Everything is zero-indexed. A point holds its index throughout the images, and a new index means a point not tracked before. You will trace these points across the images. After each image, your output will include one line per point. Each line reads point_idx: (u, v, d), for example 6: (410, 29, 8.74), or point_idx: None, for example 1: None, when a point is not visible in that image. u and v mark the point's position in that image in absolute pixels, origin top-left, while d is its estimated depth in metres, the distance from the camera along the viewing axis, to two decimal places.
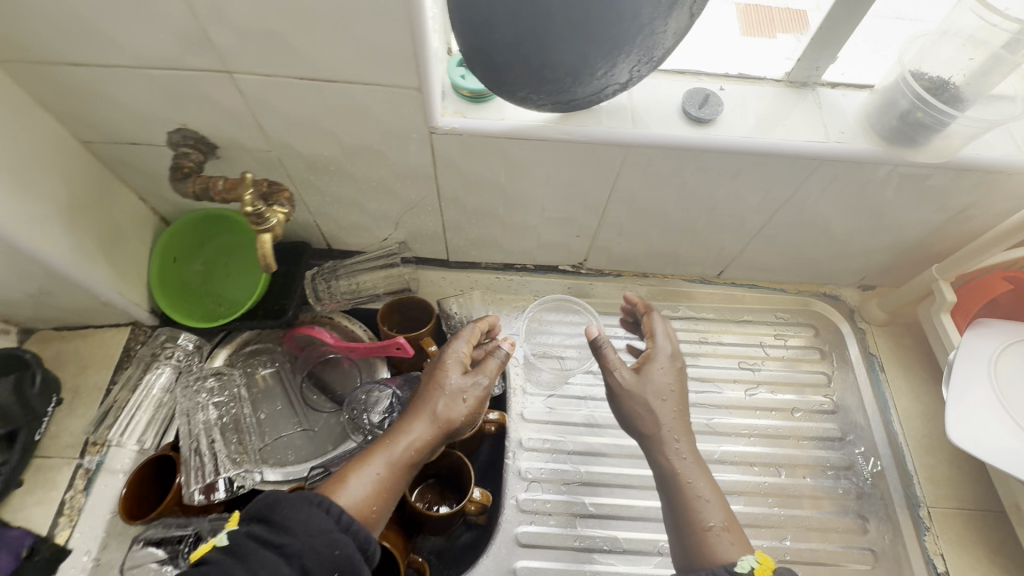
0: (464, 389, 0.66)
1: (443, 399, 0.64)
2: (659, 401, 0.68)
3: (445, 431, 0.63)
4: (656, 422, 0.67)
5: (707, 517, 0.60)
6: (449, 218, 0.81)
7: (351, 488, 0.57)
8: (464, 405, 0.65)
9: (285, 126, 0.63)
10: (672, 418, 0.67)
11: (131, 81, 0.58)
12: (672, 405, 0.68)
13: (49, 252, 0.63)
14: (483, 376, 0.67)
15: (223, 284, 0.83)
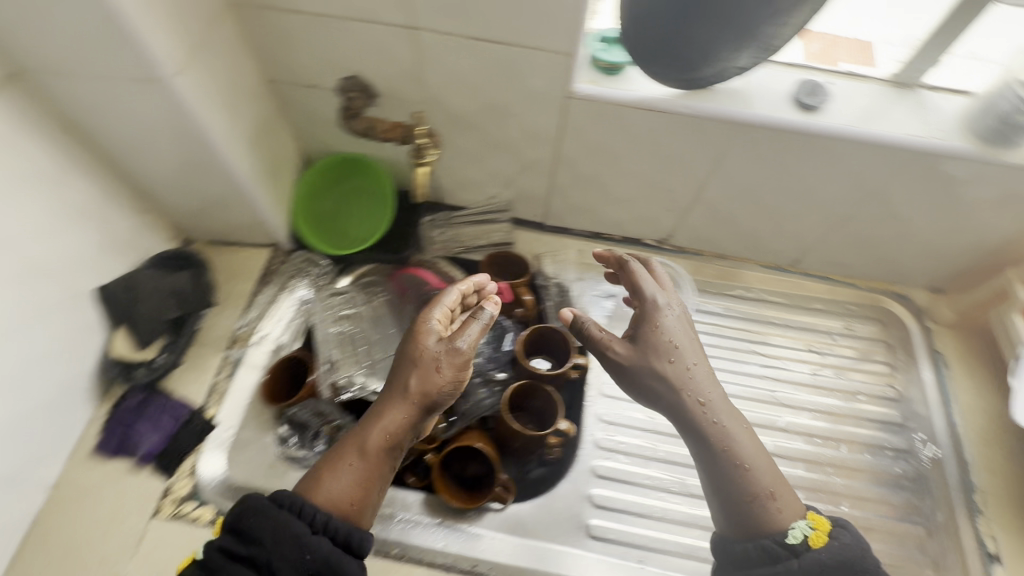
0: (439, 360, 0.63)
1: (415, 379, 0.62)
2: (667, 364, 0.67)
3: (424, 409, 0.62)
4: (674, 392, 0.67)
5: (755, 487, 0.65)
6: (557, 181, 0.90)
7: (327, 485, 0.59)
8: (439, 378, 0.62)
9: (443, 80, 0.74)
10: (688, 379, 0.67)
11: (330, 30, 0.69)
12: (684, 362, 0.68)
13: (237, 168, 0.75)
14: (458, 344, 0.64)
15: (348, 223, 0.96)
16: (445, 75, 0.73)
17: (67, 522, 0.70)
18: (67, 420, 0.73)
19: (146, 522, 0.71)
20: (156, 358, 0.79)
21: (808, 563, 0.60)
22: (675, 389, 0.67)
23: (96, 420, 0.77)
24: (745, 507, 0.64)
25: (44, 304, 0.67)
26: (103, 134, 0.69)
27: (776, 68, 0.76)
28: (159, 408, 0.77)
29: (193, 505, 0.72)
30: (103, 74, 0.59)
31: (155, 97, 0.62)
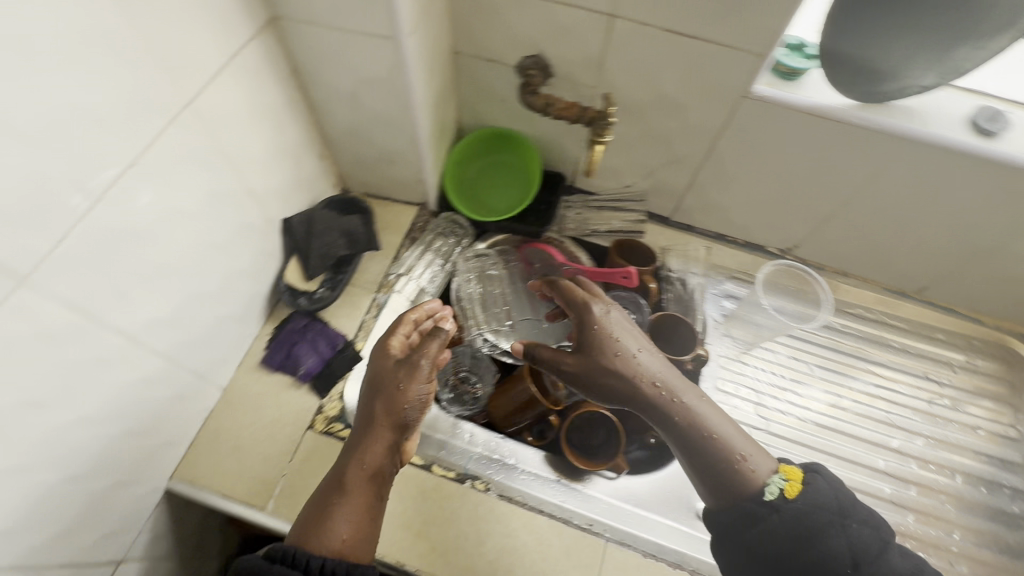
0: (400, 380, 0.69)
1: (381, 403, 0.68)
2: (614, 355, 0.68)
3: (396, 428, 0.68)
4: (629, 385, 0.67)
5: (727, 452, 0.66)
6: (699, 178, 0.93)
7: (313, 526, 0.61)
8: (404, 398, 0.68)
9: (622, 67, 0.79)
10: (637, 366, 0.67)
11: (531, 9, 0.75)
12: (629, 351, 0.68)
13: (421, 128, 0.82)
14: (412, 363, 0.70)
15: (486, 196, 1.03)
16: (625, 62, 0.78)
17: (236, 422, 0.79)
18: (243, 332, 0.81)
19: (301, 433, 0.79)
20: (318, 289, 0.86)
21: (789, 516, 0.63)
22: (629, 380, 0.67)
23: (262, 337, 0.85)
24: (724, 477, 0.66)
25: (249, 225, 0.76)
26: (316, 82, 0.77)
27: (955, 92, 0.77)
28: (316, 334, 0.85)
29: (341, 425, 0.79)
30: (346, 28, 0.66)
31: (382, 53, 0.68)
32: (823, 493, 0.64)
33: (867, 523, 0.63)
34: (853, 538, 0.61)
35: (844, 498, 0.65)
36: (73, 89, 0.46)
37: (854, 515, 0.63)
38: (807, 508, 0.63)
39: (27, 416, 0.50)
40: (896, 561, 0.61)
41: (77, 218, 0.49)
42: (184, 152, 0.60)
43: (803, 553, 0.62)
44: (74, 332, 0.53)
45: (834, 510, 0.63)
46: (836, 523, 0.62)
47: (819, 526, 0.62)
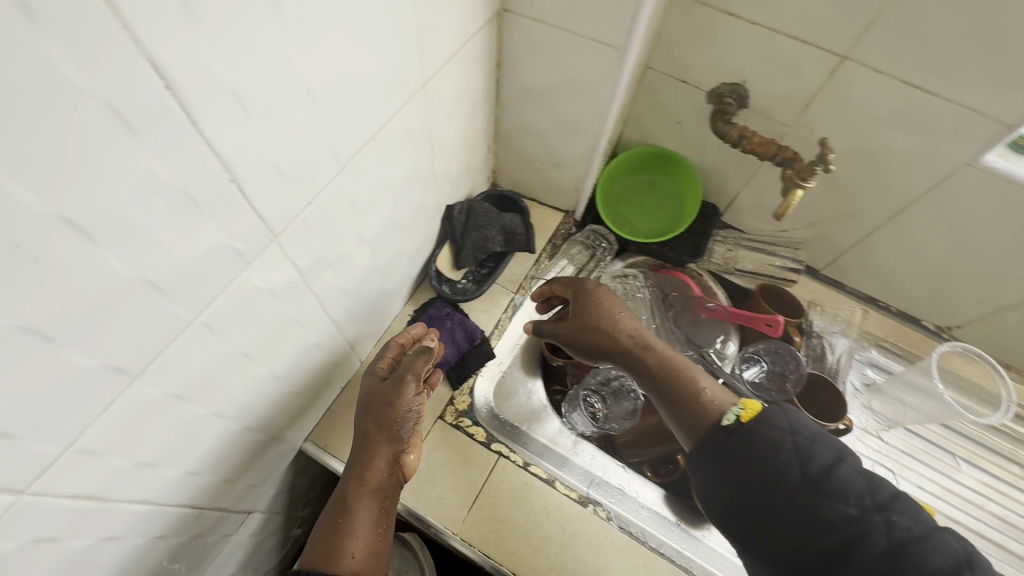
0: (389, 396, 0.66)
1: (371, 420, 0.66)
2: (600, 314, 0.74)
3: (390, 442, 0.66)
4: (608, 333, 0.72)
5: (694, 388, 0.63)
6: (872, 237, 0.87)
7: (317, 548, 0.60)
8: (394, 412, 0.66)
9: (832, 110, 0.74)
10: (616, 318, 0.73)
11: (754, 38, 0.71)
12: (613, 309, 0.74)
13: (603, 139, 0.79)
14: (400, 379, 0.67)
15: (632, 214, 0.99)
16: (839, 107, 0.73)
17: None
18: (390, 309, 0.81)
19: (431, 421, 0.79)
20: (461, 280, 0.87)
21: (743, 439, 0.55)
22: (609, 330, 0.72)
23: (402, 316, 0.85)
24: (690, 415, 0.61)
25: (425, 206, 0.75)
26: (514, 77, 0.76)
27: None
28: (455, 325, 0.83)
29: (470, 420, 0.79)
30: (576, 32, 0.65)
31: (602, 62, 0.67)
32: (777, 414, 0.56)
33: (823, 439, 0.54)
34: (805, 451, 0.53)
35: (797, 418, 0.56)
36: (361, 58, 0.46)
37: (807, 432, 0.55)
38: (761, 428, 0.55)
39: (240, 365, 0.51)
40: (852, 475, 0.51)
41: (325, 183, 0.50)
42: (407, 129, 0.60)
43: (755, 472, 0.53)
44: (291, 290, 0.53)
45: (785, 425, 0.55)
46: (785, 436, 0.54)
47: (769, 440, 0.54)
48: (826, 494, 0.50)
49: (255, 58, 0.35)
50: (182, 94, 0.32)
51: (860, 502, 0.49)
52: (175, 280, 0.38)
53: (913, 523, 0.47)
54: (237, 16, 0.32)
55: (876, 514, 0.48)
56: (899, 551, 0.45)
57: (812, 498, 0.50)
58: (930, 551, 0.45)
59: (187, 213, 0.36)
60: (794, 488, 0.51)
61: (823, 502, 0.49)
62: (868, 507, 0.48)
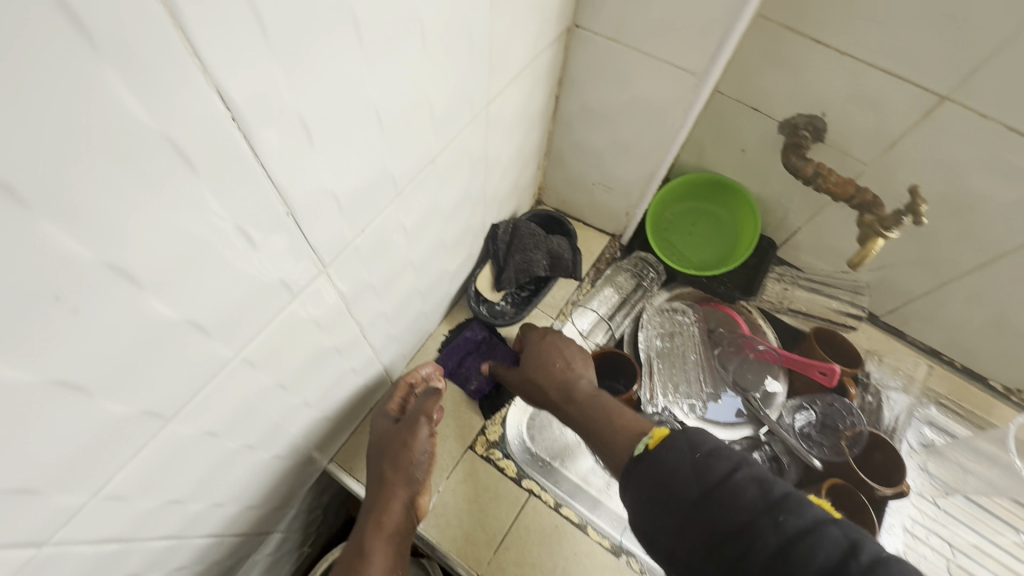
0: (404, 437, 0.63)
1: (387, 463, 0.62)
2: (540, 362, 0.73)
3: (405, 484, 0.62)
4: (541, 384, 0.72)
5: (614, 424, 0.62)
6: (945, 288, 0.81)
7: None
8: (407, 454, 0.62)
9: (920, 153, 0.68)
10: (548, 367, 0.72)
11: (841, 70, 0.65)
12: (549, 357, 0.74)
13: (664, 167, 0.74)
14: (413, 421, 0.64)
15: (681, 241, 0.94)
16: (930, 151, 0.67)
17: None
18: (424, 330, 0.78)
19: (461, 450, 0.75)
20: (499, 301, 0.83)
21: (648, 465, 0.52)
22: (542, 378, 0.72)
23: (436, 336, 0.81)
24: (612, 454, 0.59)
25: (471, 225, 0.71)
26: (575, 95, 0.71)
27: None
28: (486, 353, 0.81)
29: (501, 453, 0.75)
30: (651, 54, 0.60)
31: (675, 88, 0.62)
32: (677, 434, 0.53)
33: (721, 448, 0.51)
34: (701, 463, 0.49)
35: (699, 434, 0.52)
36: (430, 80, 0.42)
37: (708, 444, 0.51)
38: (663, 453, 0.52)
39: (275, 397, 0.48)
40: (747, 481, 0.47)
41: (380, 210, 0.46)
42: (465, 150, 0.56)
43: (658, 493, 0.50)
44: (333, 319, 0.50)
45: (684, 441, 0.52)
46: (682, 453, 0.51)
47: (669, 459, 0.51)
48: (721, 505, 0.46)
49: (327, 84, 0.31)
50: (248, 127, 0.28)
51: (751, 505, 0.45)
52: (219, 320, 0.35)
53: (803, 518, 0.43)
54: (311, 39, 0.28)
55: (766, 517, 0.44)
56: (789, 550, 0.42)
57: (709, 510, 0.47)
58: (816, 544, 0.42)
59: (238, 250, 0.33)
60: (693, 503, 0.48)
61: (719, 513, 0.46)
62: (759, 511, 0.45)
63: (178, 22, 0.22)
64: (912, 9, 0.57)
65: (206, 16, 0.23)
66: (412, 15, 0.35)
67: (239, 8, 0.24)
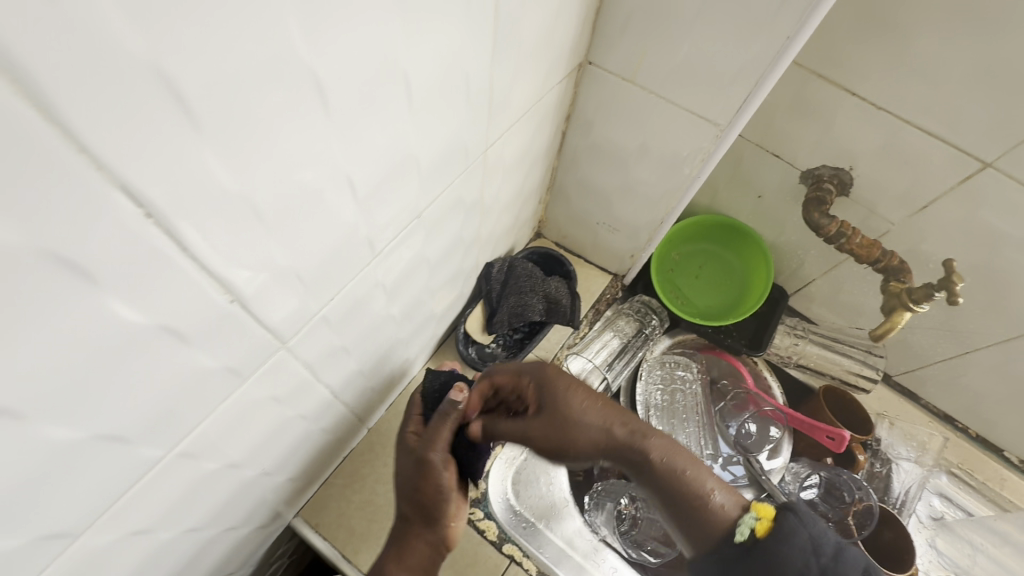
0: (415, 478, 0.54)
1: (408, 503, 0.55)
2: (577, 404, 0.55)
3: (431, 518, 0.54)
4: (593, 436, 0.54)
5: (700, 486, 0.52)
6: (966, 356, 0.76)
7: None
8: (423, 484, 0.53)
9: (953, 217, 0.63)
10: (594, 413, 0.55)
11: (877, 125, 0.61)
12: (588, 398, 0.56)
13: (672, 216, 0.69)
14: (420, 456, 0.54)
15: (688, 284, 0.88)
16: (964, 216, 0.62)
17: (375, 471, 0.69)
18: (406, 373, 0.72)
19: None
20: (489, 344, 0.77)
21: (759, 561, 0.46)
22: (594, 428, 0.54)
23: (419, 378, 0.76)
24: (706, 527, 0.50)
25: (462, 268, 0.66)
26: (584, 134, 0.66)
27: None
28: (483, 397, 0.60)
29: (482, 512, 0.69)
30: (671, 100, 0.54)
31: (694, 136, 0.56)
32: (796, 527, 0.47)
33: (848, 550, 0.46)
34: (830, 570, 0.44)
35: (816, 527, 0.47)
36: (418, 137, 0.36)
37: (831, 543, 0.46)
38: (782, 547, 0.46)
39: (227, 476, 0.42)
40: None
41: (354, 275, 0.40)
42: (458, 199, 0.50)
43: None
44: (296, 390, 0.44)
45: (807, 539, 0.46)
46: (806, 553, 0.45)
47: (791, 558, 0.45)
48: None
49: (281, 159, 0.26)
50: (169, 221, 0.22)
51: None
52: (144, 425, 0.29)
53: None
54: (258, 112, 0.23)
55: None
56: None
57: None
58: None
59: (167, 351, 0.27)
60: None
61: None
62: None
63: (60, 105, 0.16)
64: (959, 67, 0.53)
65: (105, 97, 0.17)
66: (394, 74, 0.30)
67: (149, 91, 0.18)
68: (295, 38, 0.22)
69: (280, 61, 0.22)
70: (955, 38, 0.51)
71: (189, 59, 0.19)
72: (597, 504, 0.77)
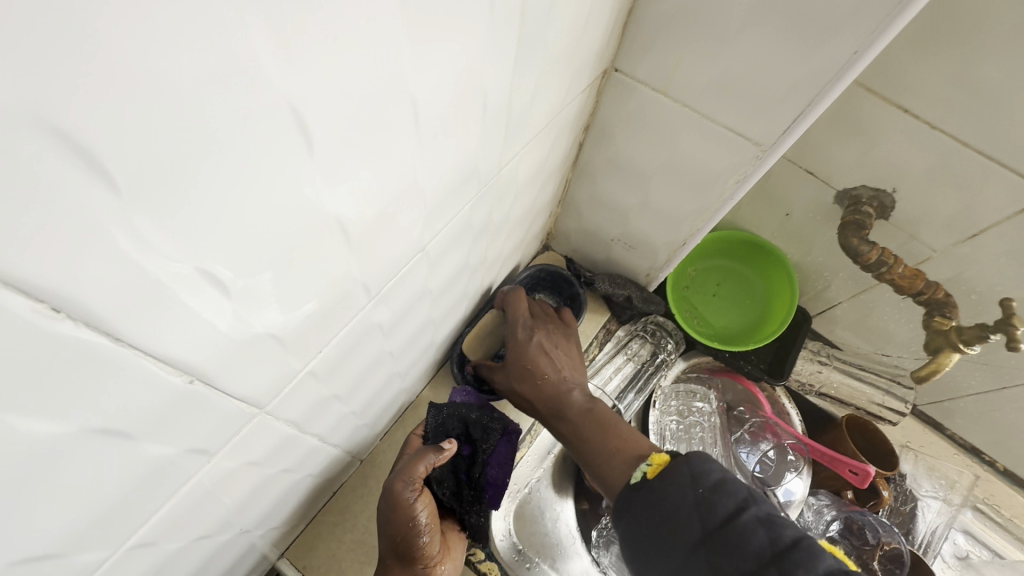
0: (387, 511, 0.52)
1: (387, 536, 0.53)
2: (534, 343, 0.64)
3: (409, 560, 0.52)
4: (540, 369, 0.62)
5: (613, 440, 0.55)
6: (1001, 390, 0.71)
7: None
8: (397, 523, 0.52)
9: (1007, 247, 0.58)
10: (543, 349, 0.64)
11: (926, 147, 0.55)
12: (543, 338, 0.65)
13: (695, 238, 0.63)
14: (393, 489, 0.52)
15: (705, 303, 0.82)
16: (1017, 244, 0.57)
17: (367, 509, 0.63)
18: (404, 401, 0.66)
19: None
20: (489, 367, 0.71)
21: (645, 501, 0.46)
22: (538, 367, 0.62)
23: (418, 404, 0.70)
24: (608, 474, 0.53)
25: (466, 292, 0.60)
26: (603, 146, 0.59)
27: None
28: (487, 431, 0.63)
29: (483, 554, 0.64)
30: (704, 115, 0.48)
31: (727, 157, 0.51)
32: (678, 463, 0.46)
33: (728, 479, 0.44)
34: (704, 501, 0.43)
35: (703, 462, 0.45)
36: (428, 166, 0.30)
37: (715, 473, 0.44)
38: (662, 487, 0.46)
39: (198, 547, 0.37)
40: (752, 525, 0.41)
41: (347, 322, 0.34)
42: (467, 224, 0.44)
43: (654, 527, 0.45)
44: (278, 449, 0.38)
45: (686, 472, 0.45)
46: (684, 487, 0.44)
47: (669, 492, 0.45)
48: (722, 551, 0.41)
49: (245, 218, 0.20)
50: (87, 310, 0.17)
51: (758, 554, 0.39)
52: (81, 534, 0.23)
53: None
54: (214, 152, 0.17)
55: (772, 569, 0.38)
56: None
57: (711, 556, 0.41)
58: None
59: (106, 453, 0.21)
60: (693, 543, 0.42)
61: (722, 562, 0.40)
62: (765, 561, 0.39)
63: None
64: None
65: None
66: (400, 98, 0.24)
67: (22, 142, 0.12)
68: (262, 59, 0.16)
69: (244, 90, 0.16)
70: None
71: (93, 98, 0.13)
72: (607, 540, 0.73)
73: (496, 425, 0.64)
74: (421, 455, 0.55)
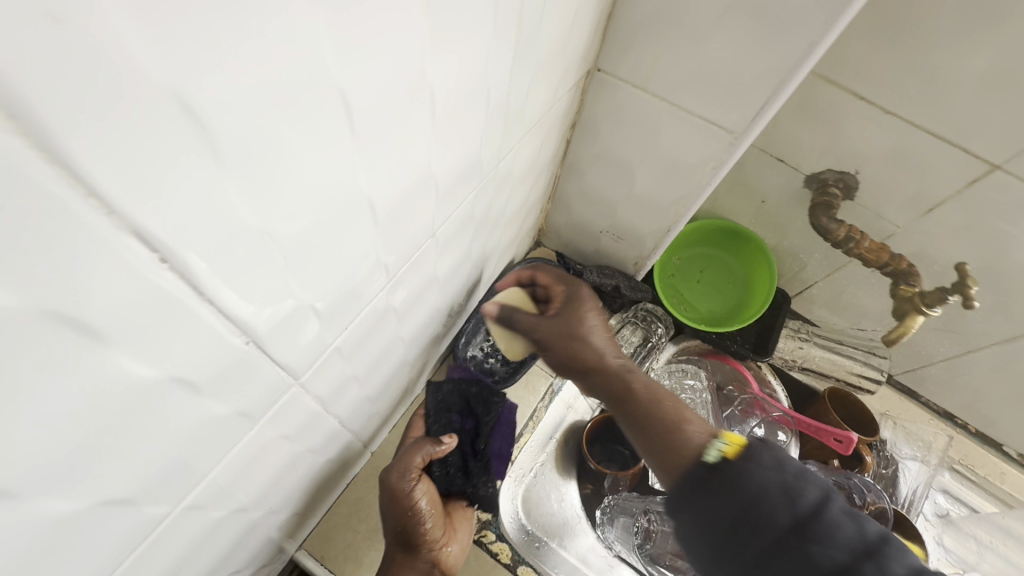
0: (388, 499, 0.55)
1: (389, 521, 0.56)
2: (589, 319, 0.62)
3: (413, 546, 0.55)
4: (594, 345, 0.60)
5: (675, 416, 0.54)
6: (966, 355, 0.77)
7: None
8: (399, 511, 0.55)
9: (960, 219, 0.64)
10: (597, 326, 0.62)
11: (884, 130, 0.61)
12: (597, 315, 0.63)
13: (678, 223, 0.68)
14: (392, 478, 0.55)
15: (690, 288, 0.87)
16: (968, 217, 0.63)
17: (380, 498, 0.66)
18: (410, 392, 0.69)
19: None
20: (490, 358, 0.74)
21: (726, 481, 0.46)
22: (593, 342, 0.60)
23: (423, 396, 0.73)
24: (666, 449, 0.52)
25: (468, 284, 0.64)
26: (590, 140, 0.64)
27: None
28: (488, 405, 0.67)
29: (494, 535, 0.67)
30: (684, 107, 0.53)
31: (709, 144, 0.55)
32: (760, 450, 0.47)
33: (812, 473, 0.46)
34: (792, 488, 0.44)
35: (781, 452, 0.48)
36: (440, 154, 0.34)
37: (796, 465, 0.46)
38: (748, 467, 0.46)
39: (234, 521, 0.39)
40: (842, 516, 0.43)
41: (368, 302, 0.37)
42: (469, 215, 0.48)
43: (738, 511, 0.44)
44: (306, 426, 0.41)
45: (771, 458, 0.46)
46: (770, 470, 0.45)
47: (752, 474, 0.45)
48: (814, 538, 0.41)
49: (301, 191, 0.23)
50: (184, 263, 0.20)
51: (849, 545, 0.41)
52: (150, 485, 0.26)
53: (903, 565, 0.40)
54: (285, 129, 0.20)
55: (866, 560, 0.40)
56: None
57: (802, 543, 0.42)
58: None
59: (180, 404, 0.24)
60: (781, 529, 0.43)
61: (814, 548, 0.41)
62: (859, 552, 0.41)
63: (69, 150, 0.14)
64: (974, 72, 0.53)
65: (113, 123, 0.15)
66: (422, 89, 0.27)
67: (161, 115, 0.15)
68: (325, 52, 0.20)
69: (310, 77, 0.20)
70: (965, 43, 0.52)
71: (210, 80, 0.16)
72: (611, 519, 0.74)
73: (496, 399, 0.68)
74: (421, 446, 0.58)
